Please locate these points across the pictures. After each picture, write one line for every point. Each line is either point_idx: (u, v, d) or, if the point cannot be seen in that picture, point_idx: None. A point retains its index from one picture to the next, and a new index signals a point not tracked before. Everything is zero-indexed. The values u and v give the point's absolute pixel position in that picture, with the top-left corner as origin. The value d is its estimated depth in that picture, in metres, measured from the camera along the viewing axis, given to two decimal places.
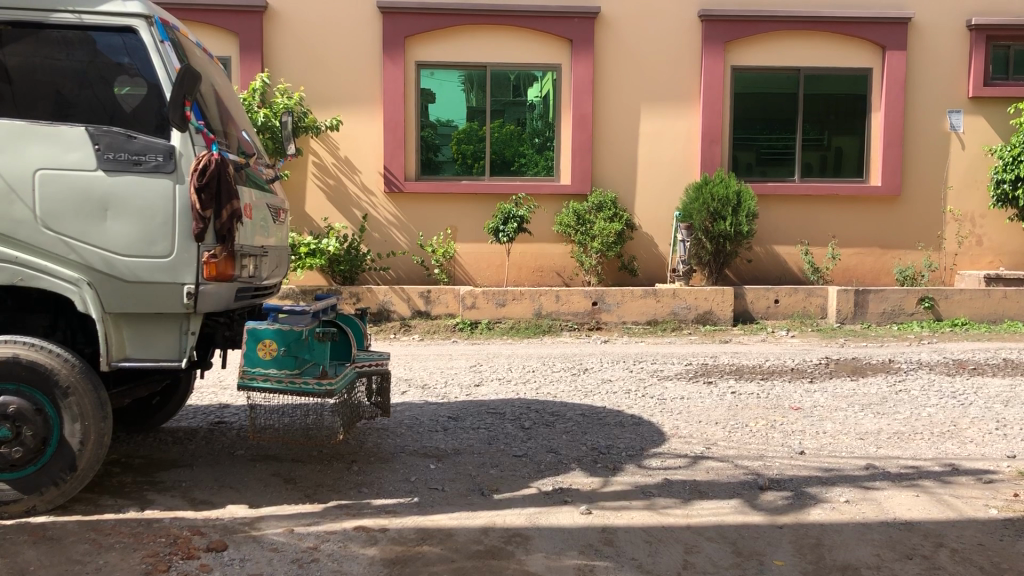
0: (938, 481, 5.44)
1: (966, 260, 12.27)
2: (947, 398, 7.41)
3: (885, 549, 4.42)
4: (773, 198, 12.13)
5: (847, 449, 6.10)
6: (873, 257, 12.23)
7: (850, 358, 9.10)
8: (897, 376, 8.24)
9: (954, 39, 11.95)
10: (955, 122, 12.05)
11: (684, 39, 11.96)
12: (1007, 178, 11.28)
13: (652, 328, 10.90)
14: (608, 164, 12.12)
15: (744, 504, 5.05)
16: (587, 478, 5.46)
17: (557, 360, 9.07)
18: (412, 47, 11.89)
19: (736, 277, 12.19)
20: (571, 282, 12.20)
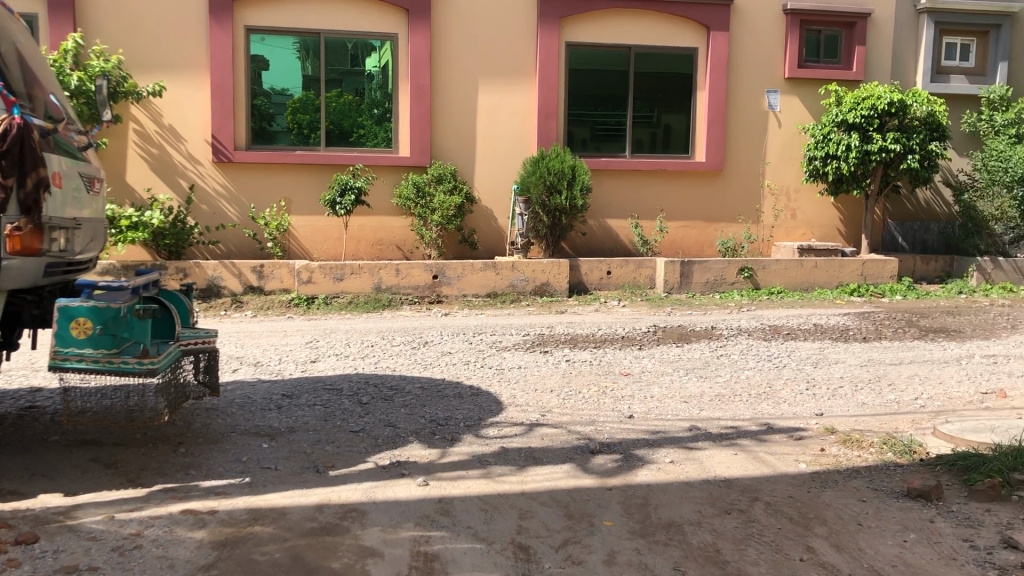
0: (755, 440, 5.80)
1: (781, 233, 13.05)
2: (763, 361, 7.91)
3: (706, 506, 4.67)
4: (605, 172, 12.46)
5: (673, 412, 6.39)
6: (697, 230, 12.81)
7: (677, 326, 9.52)
8: (718, 342, 8.70)
9: (772, 23, 12.60)
10: (772, 101, 12.74)
11: (522, 14, 12.05)
12: (818, 155, 12.01)
13: (491, 300, 10.99)
14: (446, 137, 12.07)
15: (575, 468, 5.21)
16: (424, 450, 5.46)
17: (396, 334, 9.01)
18: (241, 11, 11.40)
19: (571, 250, 12.49)
20: (411, 256, 12.14)
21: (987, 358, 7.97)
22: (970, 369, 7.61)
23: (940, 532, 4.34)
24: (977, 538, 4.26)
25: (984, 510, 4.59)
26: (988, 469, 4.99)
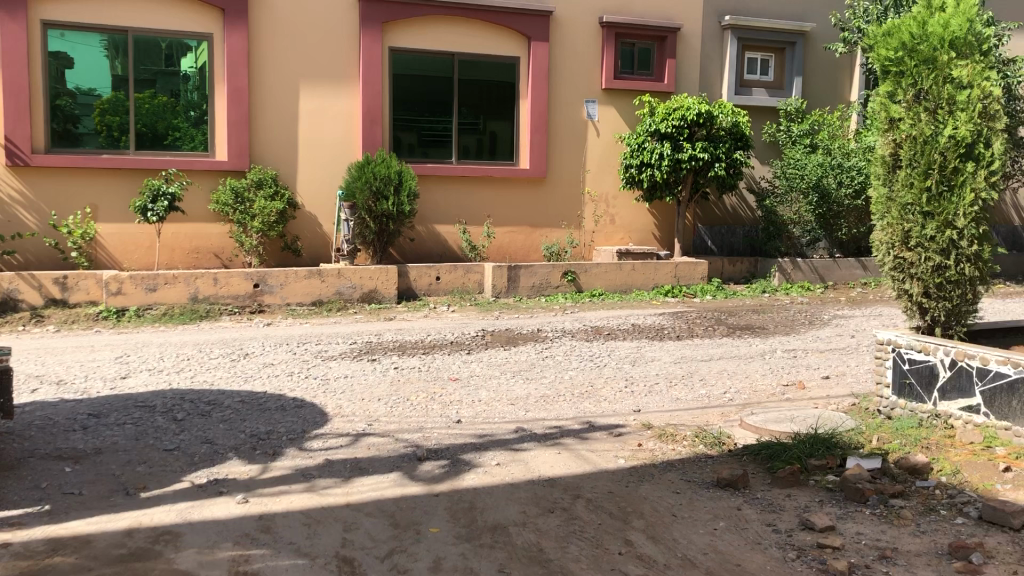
0: (577, 438, 5.95)
1: (602, 237, 13.48)
2: (585, 361, 8.16)
3: (530, 506, 4.74)
4: (432, 178, 12.47)
5: (499, 414, 6.47)
6: (522, 235, 13.04)
7: (503, 329, 9.66)
8: (543, 344, 8.89)
9: (589, 35, 13.03)
10: (591, 111, 13.16)
11: (344, 18, 11.89)
12: (633, 162, 12.48)
13: (317, 308, 10.74)
14: (266, 141, 11.72)
15: (402, 476, 5.17)
16: (244, 466, 5.26)
17: (215, 346, 8.64)
18: (37, 4, 10.64)
19: (399, 256, 12.42)
20: (230, 264, 11.70)
21: (788, 351, 8.56)
22: (773, 362, 8.14)
23: (746, 518, 4.61)
24: (778, 522, 4.56)
25: (784, 495, 4.92)
26: (788, 456, 5.35)
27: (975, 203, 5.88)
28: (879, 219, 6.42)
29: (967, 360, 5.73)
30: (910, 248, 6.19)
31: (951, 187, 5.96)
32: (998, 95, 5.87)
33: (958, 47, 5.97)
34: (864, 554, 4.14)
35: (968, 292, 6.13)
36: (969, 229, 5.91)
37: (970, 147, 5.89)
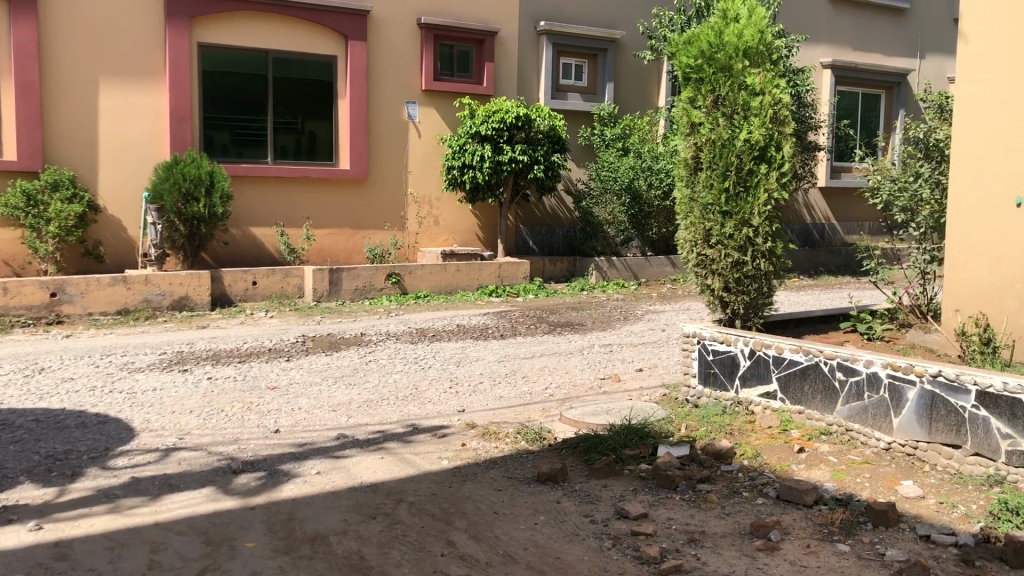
0: (400, 442, 5.90)
1: (425, 238, 13.30)
2: (409, 363, 8.12)
3: (351, 513, 4.65)
4: (246, 179, 11.93)
5: (320, 422, 6.32)
6: (343, 237, 12.67)
7: (325, 334, 9.46)
8: (367, 347, 8.77)
9: (406, 36, 12.80)
10: (411, 112, 12.94)
11: (145, 11, 11.24)
12: (455, 165, 12.46)
13: (123, 318, 10.11)
14: (61, 140, 10.92)
15: (216, 491, 4.94)
16: (38, 490, 4.87)
17: (5, 362, 7.95)
18: None
19: (212, 260, 11.82)
20: (23, 273, 10.83)
21: (605, 346, 8.85)
22: (591, 357, 8.40)
23: (565, 511, 4.72)
24: (595, 512, 4.69)
25: (601, 486, 5.07)
26: (604, 448, 5.53)
27: (769, 202, 6.32)
28: (683, 218, 6.73)
29: (764, 349, 6.13)
30: (712, 245, 6.53)
31: (747, 188, 6.36)
32: (787, 102, 6.33)
33: (751, 56, 6.38)
34: (674, 539, 4.34)
35: (764, 286, 6.55)
36: (763, 227, 6.33)
37: (763, 150, 6.31)
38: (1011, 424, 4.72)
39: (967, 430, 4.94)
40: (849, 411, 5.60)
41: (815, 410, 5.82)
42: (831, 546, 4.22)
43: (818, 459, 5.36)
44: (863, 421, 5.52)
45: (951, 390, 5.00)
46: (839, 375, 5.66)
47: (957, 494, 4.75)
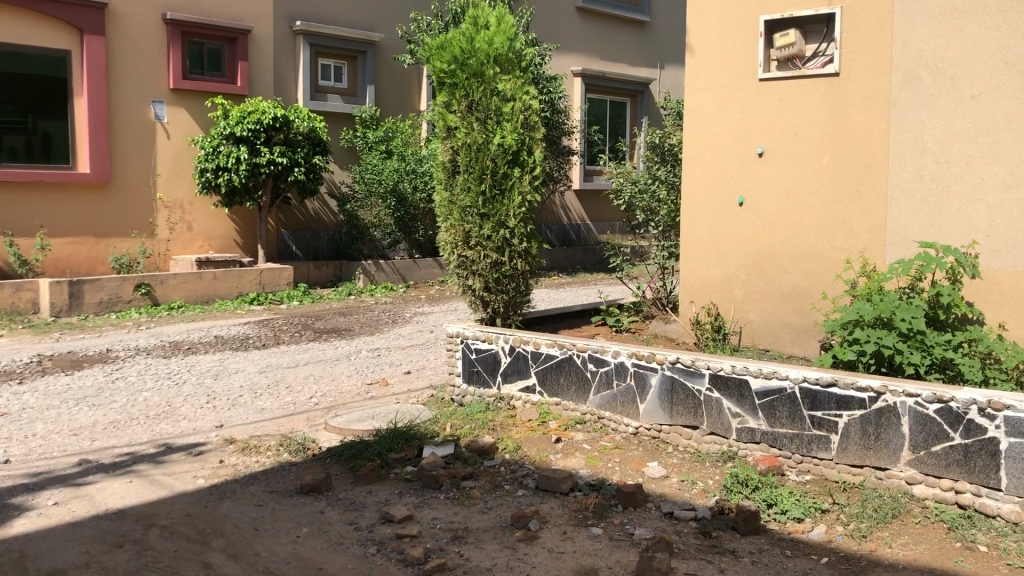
0: (150, 464, 5.55)
1: (178, 246, 12.19)
2: (162, 380, 7.64)
3: (94, 544, 4.32)
4: None
5: (59, 448, 5.80)
6: (84, 246, 11.32)
7: (65, 352, 8.69)
8: (114, 365, 8.15)
9: (150, 31, 11.69)
10: (158, 112, 11.83)
11: None
12: (209, 167, 11.65)
13: None
14: None
15: None
16: None
17: None
18: None
19: None
20: None
21: (372, 351, 8.78)
22: (359, 363, 8.30)
23: (328, 521, 4.63)
24: (360, 519, 4.64)
25: (366, 492, 5.03)
26: (369, 453, 5.48)
27: (522, 204, 6.59)
28: (442, 221, 6.78)
29: (523, 345, 6.33)
30: (472, 246, 6.64)
31: (502, 191, 6.56)
32: (536, 107, 6.63)
33: (501, 63, 6.59)
34: (438, 538, 4.38)
35: (521, 285, 6.78)
36: (518, 228, 6.58)
37: (516, 154, 6.55)
38: (739, 403, 5.22)
39: (703, 411, 5.38)
40: (600, 400, 5.91)
41: (571, 401, 6.10)
42: (585, 531, 4.43)
43: (574, 447, 5.62)
44: (613, 409, 5.84)
45: (688, 374, 5.44)
46: (590, 366, 5.96)
47: (696, 471, 5.16)
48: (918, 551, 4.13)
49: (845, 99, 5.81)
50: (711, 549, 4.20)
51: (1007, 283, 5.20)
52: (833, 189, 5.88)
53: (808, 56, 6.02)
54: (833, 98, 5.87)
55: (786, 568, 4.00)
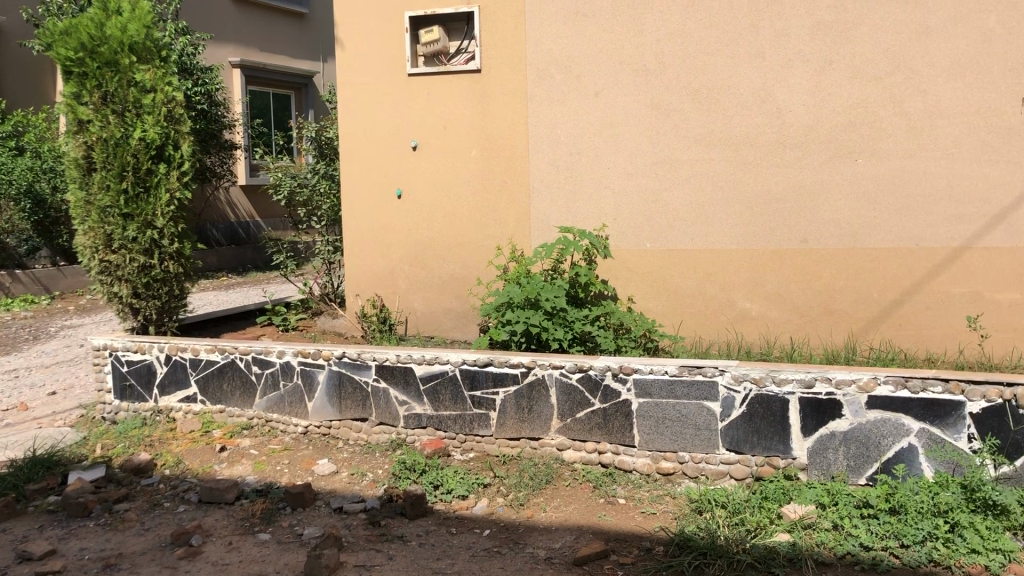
0: None
1: None
2: None
3: None
4: None
5: None
6: None
7: None
8: None
9: None
10: None
11: None
12: None
13: None
14: None
15: None
16: None
17: None
18: None
19: None
20: None
21: (8, 373, 7.81)
22: None
23: None
24: None
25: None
26: (2, 488, 4.87)
27: (171, 202, 6.22)
28: (78, 223, 6.13)
29: (180, 353, 5.98)
30: (114, 250, 6.10)
31: (146, 188, 6.14)
32: (180, 99, 6.29)
33: (137, 52, 6.15)
34: (87, 570, 4.00)
35: (174, 288, 6.40)
36: (168, 228, 6.20)
37: (160, 149, 6.17)
38: (405, 391, 5.33)
39: (371, 403, 5.42)
40: (267, 402, 5.75)
41: (236, 407, 5.86)
42: (252, 538, 4.29)
43: (240, 454, 5.42)
44: (280, 411, 5.71)
45: (354, 367, 5.45)
46: (254, 369, 5.77)
47: (366, 463, 5.19)
48: (568, 512, 4.48)
49: (487, 94, 6.10)
50: (380, 537, 4.25)
51: (632, 260, 5.86)
52: (481, 180, 6.18)
53: (451, 52, 6.25)
54: (477, 93, 6.14)
55: (452, 545, 4.15)
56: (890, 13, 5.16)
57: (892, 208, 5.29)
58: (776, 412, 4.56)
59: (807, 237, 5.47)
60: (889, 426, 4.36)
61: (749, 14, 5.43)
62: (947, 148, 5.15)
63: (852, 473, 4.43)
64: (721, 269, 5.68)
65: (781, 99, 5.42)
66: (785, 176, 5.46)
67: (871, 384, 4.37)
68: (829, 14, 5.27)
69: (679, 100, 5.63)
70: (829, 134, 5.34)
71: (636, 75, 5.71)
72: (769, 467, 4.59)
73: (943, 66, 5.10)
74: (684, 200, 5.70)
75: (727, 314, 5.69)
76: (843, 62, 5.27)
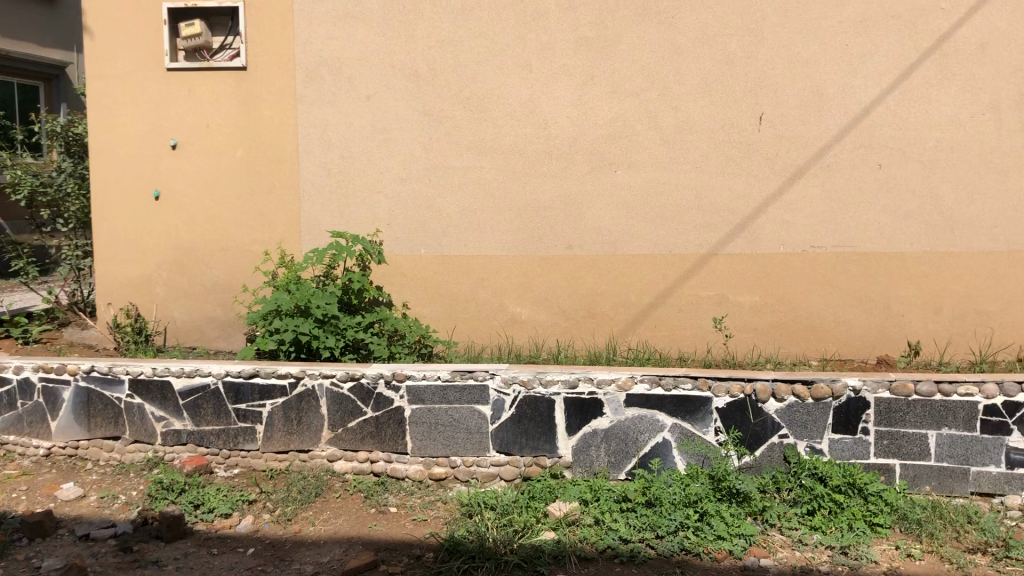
0: None
1: None
2: None
3: None
4: None
5: None
6: None
7: None
8: None
9: None
10: None
11: None
12: None
13: None
14: None
15: None
16: None
17: None
18: None
19: None
20: None
21: None
22: None
23: None
24: None
25: None
26: None
27: None
28: None
29: None
30: None
31: None
32: None
33: None
34: None
35: None
36: None
37: None
38: (162, 406, 5.00)
39: (124, 420, 5.05)
40: (3, 424, 5.22)
41: None
42: None
43: None
44: (19, 432, 5.20)
45: (105, 383, 5.05)
46: None
47: (118, 485, 4.82)
48: (337, 524, 4.37)
49: (252, 93, 5.86)
50: (132, 564, 3.95)
51: (405, 266, 5.84)
52: (247, 182, 5.93)
53: (215, 48, 5.94)
54: (241, 92, 5.87)
55: (212, 567, 3.92)
56: (645, 33, 5.45)
57: (649, 216, 5.60)
58: (543, 412, 4.69)
59: (573, 243, 5.69)
60: (646, 423, 4.61)
61: (516, 26, 5.56)
62: (696, 161, 5.52)
63: (613, 469, 4.65)
64: (492, 275, 5.78)
65: (547, 110, 5.60)
66: (552, 184, 5.66)
67: (629, 383, 4.61)
68: (591, 30, 5.50)
69: (450, 108, 5.68)
70: (592, 145, 5.58)
71: (408, 81, 5.69)
72: (537, 467, 4.72)
73: (693, 85, 5.46)
74: (455, 206, 5.76)
75: (499, 318, 5.80)
76: (603, 76, 5.52)
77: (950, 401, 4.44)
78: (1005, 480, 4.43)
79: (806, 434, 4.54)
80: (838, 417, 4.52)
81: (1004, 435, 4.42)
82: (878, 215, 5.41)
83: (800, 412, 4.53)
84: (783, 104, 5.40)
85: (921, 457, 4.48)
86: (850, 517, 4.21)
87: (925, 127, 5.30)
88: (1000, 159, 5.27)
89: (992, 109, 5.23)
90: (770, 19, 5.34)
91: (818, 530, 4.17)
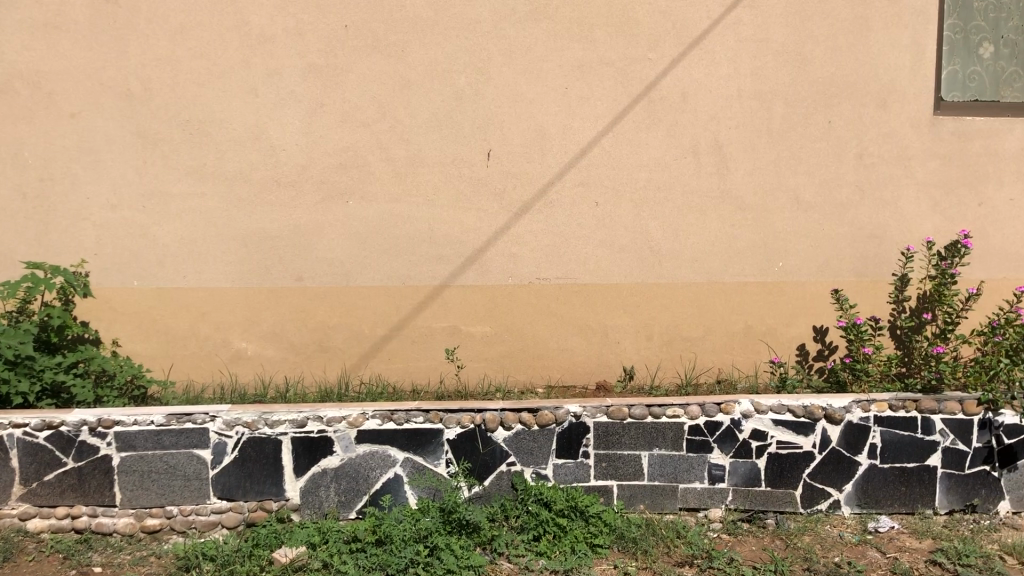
0: None
1: None
2: None
3: None
4: None
5: None
6: None
7: None
8: None
9: None
10: None
11: None
12: None
13: None
14: None
15: None
16: None
17: None
18: None
19: None
20: None
21: None
22: None
23: None
24: None
25: None
26: None
27: None
28: None
29: None
30: None
31: None
32: None
33: None
34: None
35: None
36: None
37: None
38: None
39: None
40: None
41: None
42: None
43: None
44: None
45: None
46: None
47: None
48: None
49: None
50: None
51: (116, 301, 5.44)
52: None
53: None
54: None
55: None
56: (375, 64, 5.44)
57: (380, 248, 5.57)
58: (269, 454, 4.50)
59: (302, 275, 5.53)
60: (377, 459, 4.55)
61: (240, 48, 5.33)
62: (427, 194, 5.56)
63: (342, 508, 4.56)
64: (214, 309, 5.50)
65: (273, 137, 5.41)
66: (278, 214, 5.47)
67: (360, 420, 4.53)
68: (320, 58, 5.39)
69: (168, 130, 5.34)
70: (321, 175, 5.47)
71: (120, 100, 5.29)
72: (262, 512, 4.52)
73: (422, 118, 5.51)
74: (173, 236, 5.43)
75: (222, 355, 5.54)
76: (333, 105, 5.43)
77: (659, 423, 4.75)
78: (708, 494, 4.81)
79: (532, 460, 4.67)
80: (561, 442, 4.69)
81: (707, 453, 4.79)
82: (596, 248, 5.73)
83: (526, 439, 4.66)
84: (509, 141, 5.58)
85: (635, 477, 4.76)
86: (572, 540, 4.40)
87: (635, 168, 5.69)
88: (700, 199, 5.75)
89: (693, 153, 5.71)
90: (495, 58, 5.52)
91: (543, 555, 4.30)
